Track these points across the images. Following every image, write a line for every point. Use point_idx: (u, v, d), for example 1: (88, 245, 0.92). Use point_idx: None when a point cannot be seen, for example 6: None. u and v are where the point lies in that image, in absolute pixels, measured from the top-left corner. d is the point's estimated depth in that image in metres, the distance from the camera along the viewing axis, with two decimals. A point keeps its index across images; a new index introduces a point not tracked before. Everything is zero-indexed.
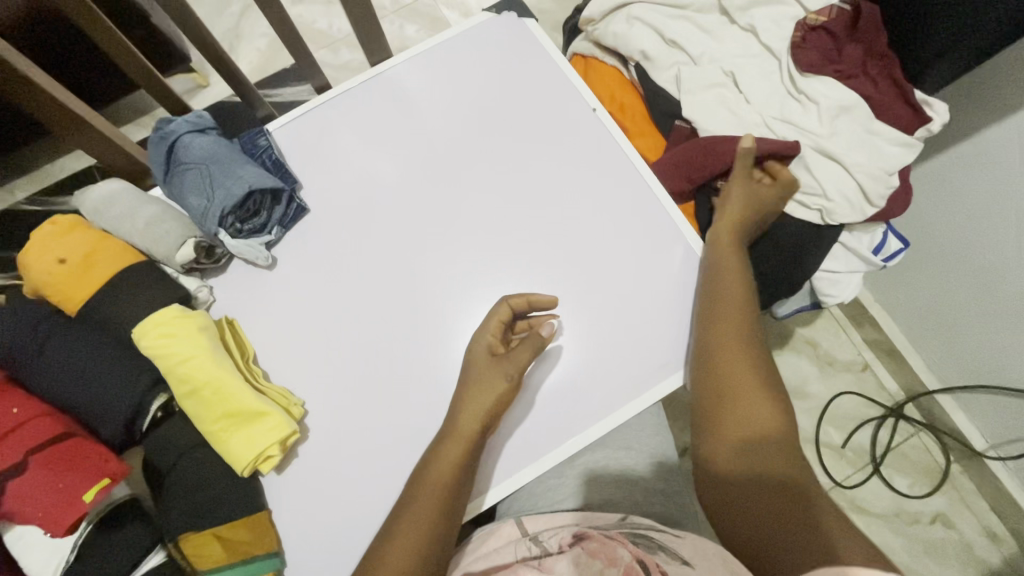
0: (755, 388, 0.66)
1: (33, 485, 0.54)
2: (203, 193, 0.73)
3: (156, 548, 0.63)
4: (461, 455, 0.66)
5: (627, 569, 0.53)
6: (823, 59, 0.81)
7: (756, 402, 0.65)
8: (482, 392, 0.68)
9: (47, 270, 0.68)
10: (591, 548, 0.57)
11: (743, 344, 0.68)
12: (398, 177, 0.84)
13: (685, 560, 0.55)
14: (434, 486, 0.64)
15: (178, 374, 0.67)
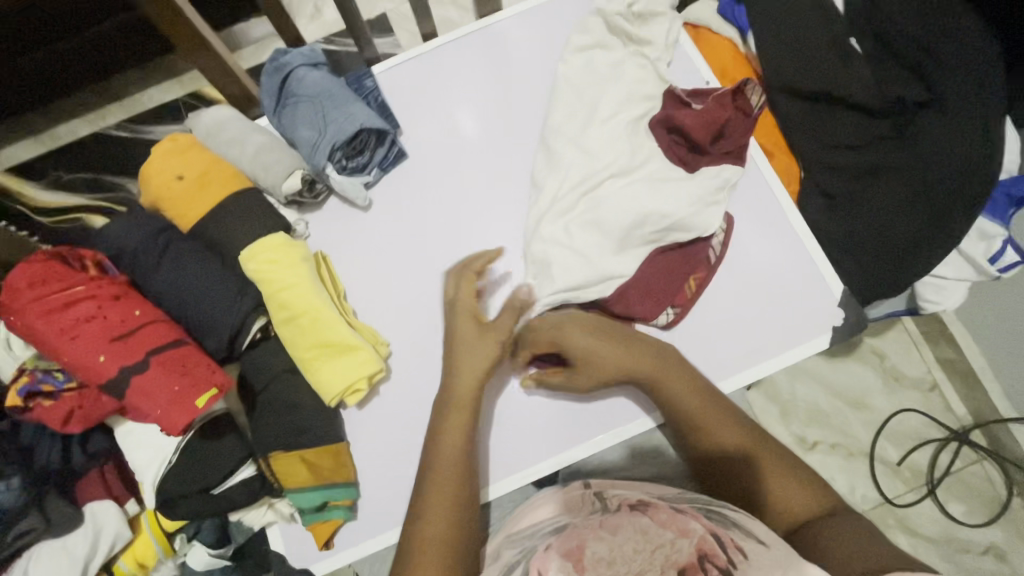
0: (719, 426, 0.62)
1: (150, 383, 0.56)
2: (316, 127, 0.75)
3: (247, 462, 0.66)
4: (459, 442, 0.62)
5: (702, 543, 0.44)
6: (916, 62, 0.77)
7: (732, 443, 0.61)
8: (469, 358, 0.64)
9: (167, 186, 0.71)
10: (658, 517, 0.48)
11: (693, 395, 0.63)
12: (489, 136, 0.82)
13: (764, 540, 0.45)
14: (447, 461, 0.60)
15: (278, 299, 0.68)
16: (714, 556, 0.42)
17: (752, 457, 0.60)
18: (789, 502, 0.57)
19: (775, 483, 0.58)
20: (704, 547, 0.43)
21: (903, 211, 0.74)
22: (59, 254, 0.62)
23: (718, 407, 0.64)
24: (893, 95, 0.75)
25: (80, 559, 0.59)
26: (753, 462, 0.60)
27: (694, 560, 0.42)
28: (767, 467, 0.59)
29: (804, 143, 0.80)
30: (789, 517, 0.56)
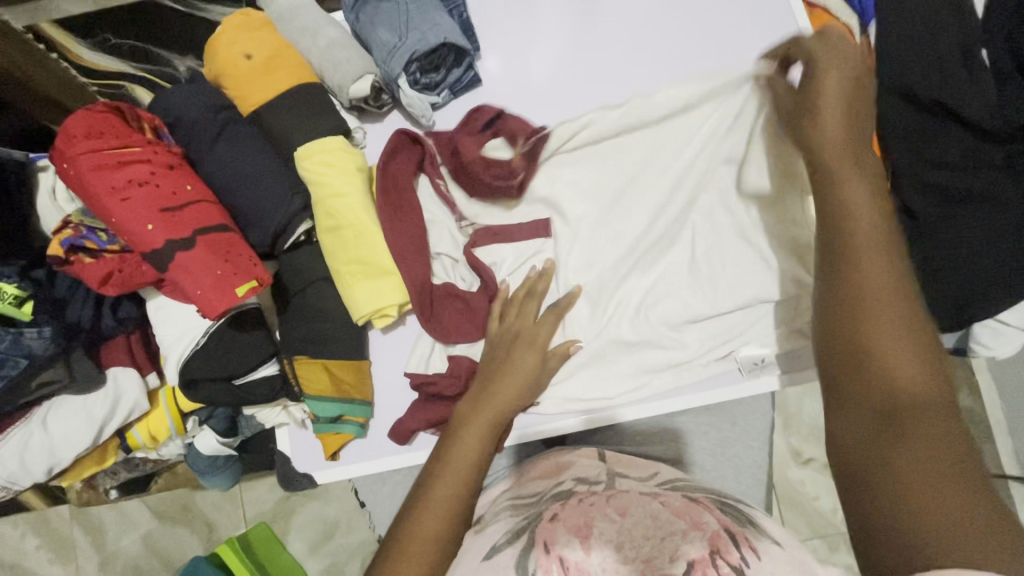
0: (901, 332, 0.36)
1: (192, 261, 0.54)
2: (397, 30, 0.70)
3: (272, 360, 0.66)
4: (506, 401, 0.58)
5: (712, 537, 0.41)
6: (1002, 100, 0.70)
7: (881, 317, 0.37)
8: (515, 363, 0.61)
9: (234, 63, 0.67)
10: (671, 505, 0.45)
11: (880, 291, 0.37)
12: (562, 78, 0.76)
13: (777, 541, 0.42)
14: (472, 446, 0.53)
15: (327, 206, 0.65)
16: (726, 553, 0.39)
17: (899, 360, 0.35)
18: (894, 378, 0.35)
19: (894, 358, 0.36)
20: (717, 542, 0.40)
21: (990, 249, 0.70)
22: (117, 108, 0.58)
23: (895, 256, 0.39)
24: (1015, 121, 0.69)
25: (97, 419, 0.60)
26: (886, 354, 0.36)
27: (706, 555, 0.39)
28: (900, 337, 0.36)
29: (900, 156, 0.75)
30: (887, 398, 0.35)
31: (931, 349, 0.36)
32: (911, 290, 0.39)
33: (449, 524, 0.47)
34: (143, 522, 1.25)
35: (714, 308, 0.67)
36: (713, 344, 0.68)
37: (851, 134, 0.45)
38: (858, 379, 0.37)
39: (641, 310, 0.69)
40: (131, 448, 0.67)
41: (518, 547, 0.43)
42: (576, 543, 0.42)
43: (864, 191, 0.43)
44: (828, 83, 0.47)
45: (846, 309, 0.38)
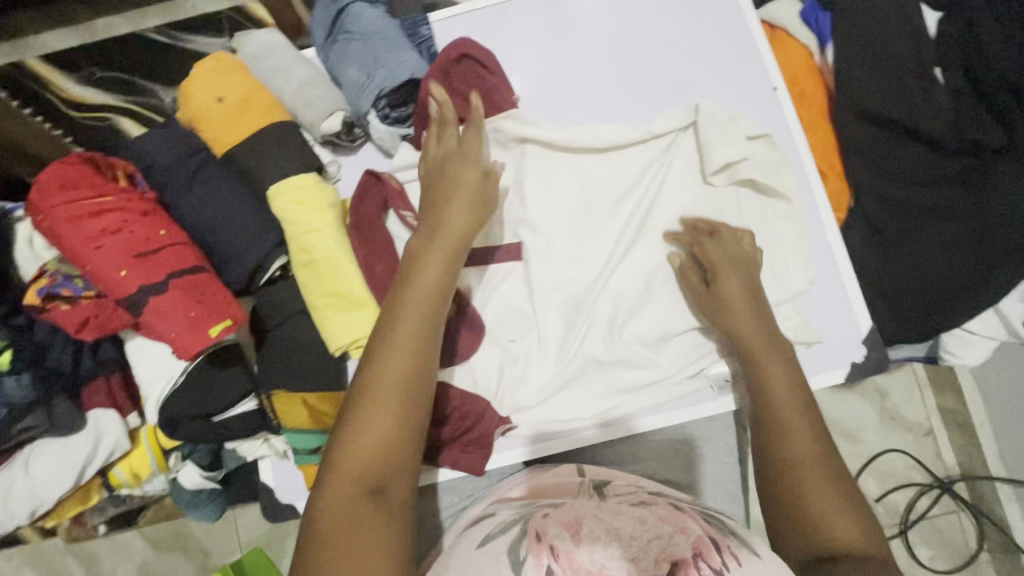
0: (810, 455, 0.52)
1: (167, 304, 0.56)
2: (366, 68, 0.72)
3: (250, 395, 0.67)
4: (414, 333, 0.51)
5: (696, 541, 0.42)
6: (953, 114, 0.73)
7: (796, 460, 0.52)
8: (431, 266, 0.54)
9: (207, 106, 0.69)
10: (658, 511, 0.46)
11: (802, 442, 0.53)
12: (529, 106, 0.78)
13: (757, 552, 0.43)
14: (390, 370, 0.49)
15: (300, 241, 0.67)
16: (708, 556, 0.40)
17: (829, 491, 0.50)
18: (824, 526, 0.48)
19: (828, 505, 0.49)
20: (700, 545, 0.41)
21: (950, 259, 0.72)
22: (91, 159, 0.60)
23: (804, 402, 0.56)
24: (968, 135, 0.71)
25: (78, 461, 0.61)
26: (822, 486, 0.50)
27: (689, 558, 0.39)
28: (822, 484, 0.50)
29: (861, 173, 0.77)
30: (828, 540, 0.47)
31: (841, 480, 0.51)
32: (810, 409, 0.56)
33: (381, 462, 0.46)
34: (137, 551, 1.25)
35: (683, 326, 0.70)
36: (683, 361, 0.70)
37: (764, 338, 0.61)
38: (795, 525, 0.49)
39: (614, 330, 0.70)
40: (114, 486, 0.68)
41: (509, 538, 0.44)
42: (565, 535, 0.42)
43: (783, 372, 0.59)
44: (735, 302, 0.63)
45: (785, 476, 0.52)
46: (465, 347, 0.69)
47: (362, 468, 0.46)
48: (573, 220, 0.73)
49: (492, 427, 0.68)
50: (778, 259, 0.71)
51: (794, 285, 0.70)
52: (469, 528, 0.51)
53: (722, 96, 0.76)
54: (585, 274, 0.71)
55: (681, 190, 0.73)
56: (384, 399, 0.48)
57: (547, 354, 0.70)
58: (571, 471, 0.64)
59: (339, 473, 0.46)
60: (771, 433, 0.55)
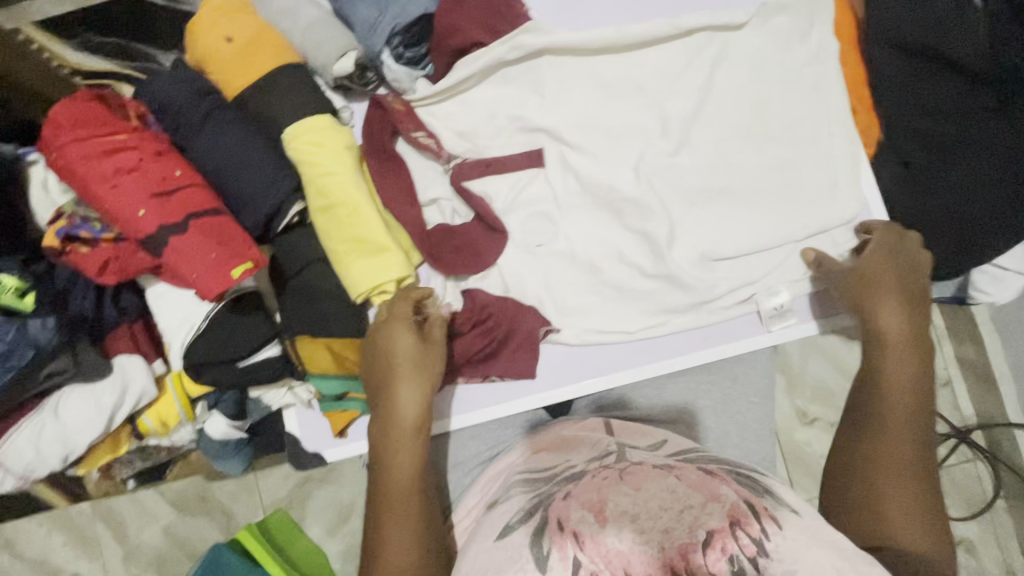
0: (908, 457, 0.54)
1: (187, 245, 0.55)
2: (377, 5, 0.69)
3: (274, 341, 0.66)
4: (409, 433, 0.58)
5: (732, 510, 0.42)
6: (988, 41, 0.68)
7: (886, 450, 0.55)
8: (390, 338, 0.60)
9: (215, 47, 0.67)
10: (688, 478, 0.46)
11: (900, 445, 0.54)
12: None
13: (796, 509, 0.44)
14: (402, 455, 0.57)
15: (317, 186, 0.65)
16: (746, 525, 0.41)
17: (908, 501, 0.52)
18: (902, 526, 0.51)
19: (905, 502, 0.52)
20: (737, 514, 0.42)
21: (985, 192, 0.69)
22: (101, 96, 0.59)
23: (921, 406, 0.56)
24: (1007, 62, 0.67)
25: (107, 407, 0.61)
26: (899, 497, 0.52)
27: (726, 526, 0.41)
28: (908, 491, 0.52)
29: (891, 107, 0.74)
30: (899, 536, 0.51)
31: (923, 472, 0.54)
32: (923, 412, 0.56)
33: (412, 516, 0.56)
34: (163, 514, 1.27)
35: (733, 251, 0.69)
36: (727, 289, 0.70)
37: (908, 342, 0.58)
38: (870, 510, 0.53)
39: (661, 251, 0.69)
40: (142, 434, 0.68)
41: (533, 524, 0.46)
42: (591, 518, 0.43)
43: (908, 372, 0.57)
44: (881, 300, 0.60)
45: (872, 449, 0.55)
46: (490, 250, 0.70)
47: (399, 521, 0.55)
48: (602, 161, 0.71)
49: (533, 327, 0.69)
50: (812, 194, 0.70)
51: (834, 213, 0.70)
52: (495, 505, 0.54)
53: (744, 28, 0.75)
54: (615, 215, 0.71)
55: (715, 129, 0.72)
56: (400, 476, 0.57)
57: (571, 299, 0.70)
58: (599, 426, 0.64)
59: (383, 531, 0.55)
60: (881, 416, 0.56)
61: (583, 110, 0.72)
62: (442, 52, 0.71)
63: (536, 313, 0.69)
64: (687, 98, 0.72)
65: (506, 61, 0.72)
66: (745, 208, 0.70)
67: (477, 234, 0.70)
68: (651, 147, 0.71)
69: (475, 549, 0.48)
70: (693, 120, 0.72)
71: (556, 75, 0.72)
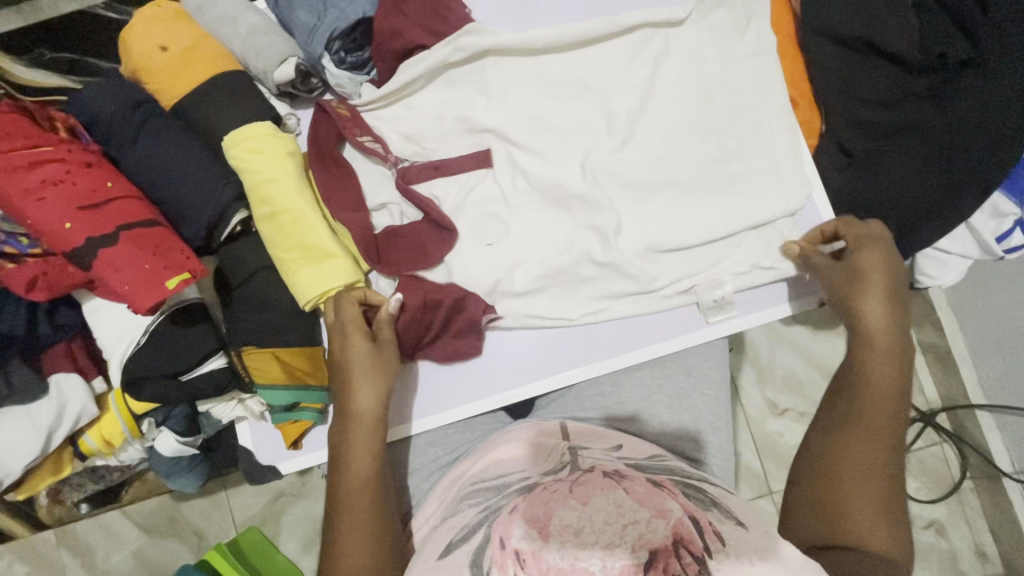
0: (873, 456, 0.54)
1: (118, 258, 0.53)
2: (315, 10, 0.69)
3: (219, 353, 0.64)
4: (367, 423, 0.59)
5: (676, 526, 0.41)
6: (915, 32, 0.71)
7: (854, 457, 0.54)
8: (349, 337, 0.61)
9: (150, 56, 0.66)
10: (636, 490, 0.44)
11: (863, 446, 0.55)
12: None
13: (741, 522, 0.44)
14: (365, 449, 0.58)
15: (260, 193, 0.64)
16: (689, 542, 0.40)
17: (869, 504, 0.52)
18: (856, 526, 0.52)
19: (861, 505, 0.52)
20: (681, 531, 0.41)
21: (922, 176, 0.71)
22: (25, 109, 0.57)
23: (893, 407, 0.57)
24: (935, 50, 0.70)
25: (44, 427, 0.59)
26: (861, 499, 0.53)
27: (668, 545, 0.40)
28: (865, 491, 0.53)
29: (831, 97, 0.76)
30: (850, 535, 0.51)
31: (886, 471, 0.54)
32: (894, 414, 0.56)
33: (374, 512, 0.55)
34: (132, 538, 1.23)
35: (678, 242, 0.70)
36: (671, 280, 0.71)
37: (889, 342, 0.58)
38: (822, 512, 0.53)
39: (609, 241, 0.70)
40: (86, 455, 0.66)
41: (474, 544, 0.46)
42: (533, 535, 0.42)
43: (885, 372, 0.57)
44: (867, 297, 0.59)
45: (836, 451, 0.55)
46: (436, 250, 0.69)
47: (357, 514, 0.55)
48: (549, 159, 0.71)
49: (476, 313, 0.68)
50: (753, 185, 0.72)
51: (780, 202, 0.71)
52: (443, 520, 0.53)
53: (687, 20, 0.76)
54: (565, 212, 0.71)
55: (660, 124, 0.72)
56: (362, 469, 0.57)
57: (522, 296, 0.70)
58: (555, 431, 0.61)
59: (343, 532, 0.54)
60: (852, 421, 0.56)
61: (529, 109, 0.72)
62: (385, 57, 0.71)
63: (478, 299, 0.68)
64: (632, 95, 0.73)
65: (450, 63, 0.72)
66: (690, 198, 0.71)
67: (422, 229, 0.70)
68: (597, 143, 0.72)
69: (417, 568, 0.48)
70: (638, 116, 0.73)
71: (500, 76, 0.72)
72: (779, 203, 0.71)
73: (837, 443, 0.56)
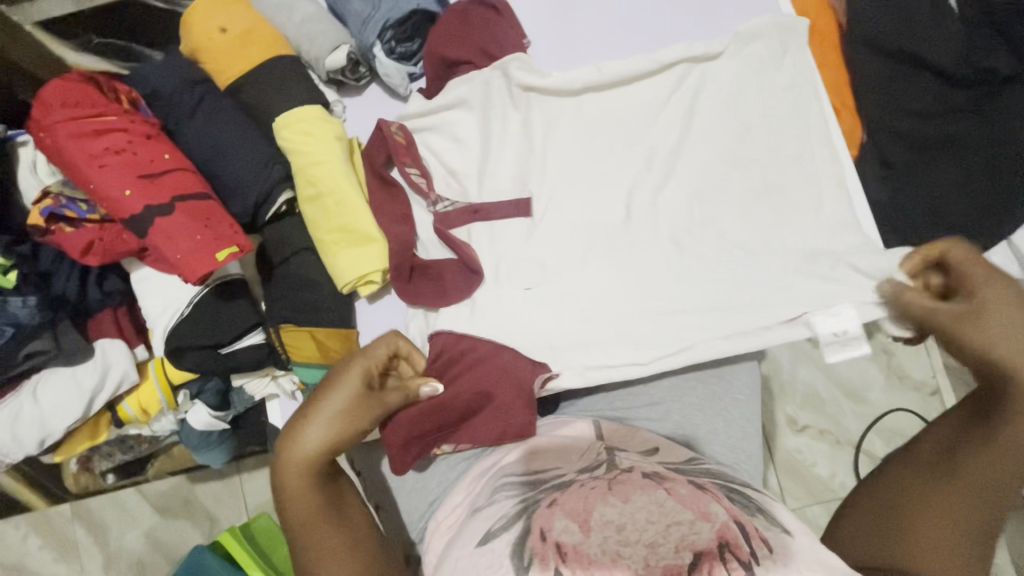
0: (961, 503, 0.42)
1: (173, 227, 0.55)
2: (371, 0, 0.71)
3: (258, 329, 0.65)
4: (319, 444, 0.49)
5: (721, 529, 0.42)
6: (962, 47, 0.71)
7: (931, 503, 0.43)
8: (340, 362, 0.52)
9: (209, 36, 0.68)
10: (678, 492, 0.45)
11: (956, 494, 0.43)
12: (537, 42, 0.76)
13: (787, 529, 0.45)
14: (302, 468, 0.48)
15: (308, 174, 0.65)
16: (735, 546, 0.41)
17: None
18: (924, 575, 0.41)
19: (941, 552, 0.41)
20: (726, 535, 0.42)
21: (966, 190, 0.71)
22: (94, 78, 0.60)
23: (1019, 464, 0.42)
24: (982, 65, 0.70)
25: (87, 389, 0.60)
26: (944, 545, 0.42)
27: (714, 548, 0.41)
28: (948, 542, 0.42)
29: (873, 107, 0.75)
30: None
31: (977, 527, 0.42)
32: (1022, 466, 0.42)
33: (321, 543, 0.47)
34: (145, 517, 1.24)
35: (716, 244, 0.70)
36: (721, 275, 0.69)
37: None
38: (885, 546, 0.44)
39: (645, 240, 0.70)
40: (123, 422, 0.67)
41: (514, 534, 0.45)
42: (574, 529, 0.44)
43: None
44: (980, 322, 0.44)
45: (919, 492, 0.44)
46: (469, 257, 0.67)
47: (306, 530, 0.48)
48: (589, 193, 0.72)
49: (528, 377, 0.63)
50: (795, 194, 0.71)
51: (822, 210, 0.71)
52: (476, 508, 0.52)
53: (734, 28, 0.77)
54: (609, 247, 0.70)
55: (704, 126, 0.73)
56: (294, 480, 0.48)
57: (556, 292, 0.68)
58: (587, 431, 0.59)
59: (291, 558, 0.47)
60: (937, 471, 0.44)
61: (575, 114, 0.74)
62: (435, 68, 0.72)
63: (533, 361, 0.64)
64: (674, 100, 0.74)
65: (496, 58, 0.73)
66: (728, 201, 0.71)
67: (449, 264, 0.68)
68: (640, 181, 0.72)
69: (455, 554, 0.48)
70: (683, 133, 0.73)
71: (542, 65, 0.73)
72: (830, 240, 0.69)
73: (912, 482, 0.45)
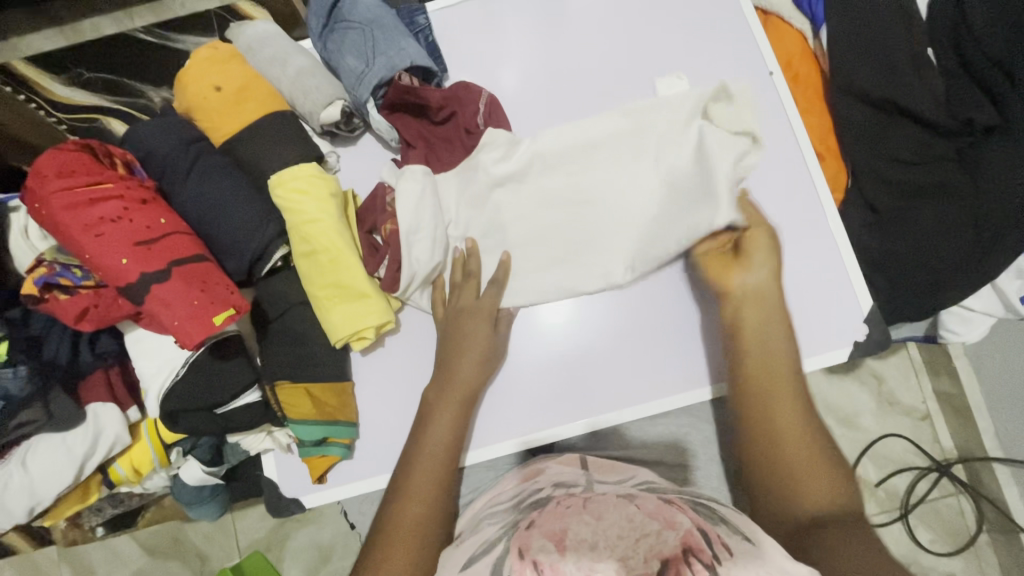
0: (794, 442, 0.57)
1: (166, 292, 0.55)
2: (363, 57, 0.72)
3: (253, 387, 0.65)
4: (443, 440, 0.61)
5: (684, 536, 0.38)
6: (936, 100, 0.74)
7: (773, 449, 0.57)
8: (465, 357, 0.64)
9: (204, 95, 0.69)
10: (645, 505, 0.42)
11: (787, 439, 0.57)
12: (527, 91, 0.77)
13: (750, 538, 0.41)
14: (426, 457, 0.60)
15: (301, 232, 0.65)
16: (699, 552, 0.37)
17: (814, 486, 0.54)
18: (825, 536, 0.49)
19: (802, 485, 0.54)
20: (690, 540, 0.38)
21: (952, 233, 0.72)
22: (89, 146, 0.60)
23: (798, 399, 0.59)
24: (963, 116, 0.73)
25: (78, 456, 0.61)
26: (800, 472, 0.55)
27: (679, 554, 0.37)
28: (802, 477, 0.55)
29: (857, 154, 0.77)
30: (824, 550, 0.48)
31: (815, 448, 0.57)
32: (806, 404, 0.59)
33: (429, 519, 0.57)
34: (134, 559, 1.21)
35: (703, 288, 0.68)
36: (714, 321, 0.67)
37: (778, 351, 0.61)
38: (799, 527, 0.52)
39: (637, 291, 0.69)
40: (114, 483, 0.67)
41: (494, 556, 0.44)
42: (551, 547, 0.40)
43: (773, 363, 0.60)
44: (746, 346, 0.61)
45: (762, 456, 0.58)
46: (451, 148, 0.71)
47: (415, 504, 0.58)
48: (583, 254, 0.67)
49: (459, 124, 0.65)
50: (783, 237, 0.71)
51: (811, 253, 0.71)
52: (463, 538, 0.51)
53: (719, 64, 0.75)
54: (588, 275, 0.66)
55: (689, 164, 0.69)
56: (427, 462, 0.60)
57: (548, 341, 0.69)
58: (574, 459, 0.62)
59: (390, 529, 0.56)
60: (766, 431, 0.58)
61: (567, 146, 0.69)
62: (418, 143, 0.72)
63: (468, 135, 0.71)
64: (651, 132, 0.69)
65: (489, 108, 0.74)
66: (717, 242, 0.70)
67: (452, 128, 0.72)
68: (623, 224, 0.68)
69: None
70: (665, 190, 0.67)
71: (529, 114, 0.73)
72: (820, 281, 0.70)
73: (754, 447, 0.59)
